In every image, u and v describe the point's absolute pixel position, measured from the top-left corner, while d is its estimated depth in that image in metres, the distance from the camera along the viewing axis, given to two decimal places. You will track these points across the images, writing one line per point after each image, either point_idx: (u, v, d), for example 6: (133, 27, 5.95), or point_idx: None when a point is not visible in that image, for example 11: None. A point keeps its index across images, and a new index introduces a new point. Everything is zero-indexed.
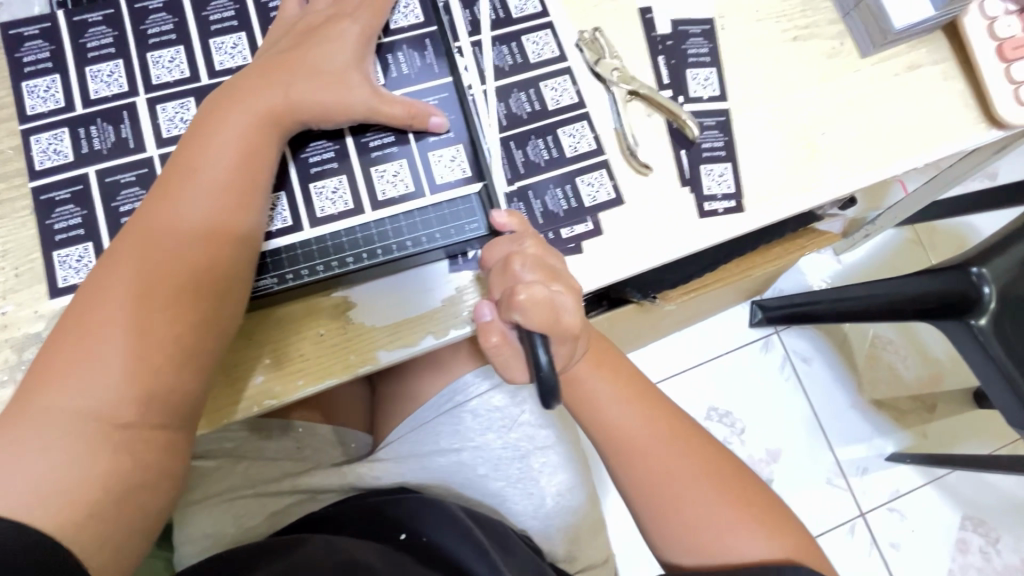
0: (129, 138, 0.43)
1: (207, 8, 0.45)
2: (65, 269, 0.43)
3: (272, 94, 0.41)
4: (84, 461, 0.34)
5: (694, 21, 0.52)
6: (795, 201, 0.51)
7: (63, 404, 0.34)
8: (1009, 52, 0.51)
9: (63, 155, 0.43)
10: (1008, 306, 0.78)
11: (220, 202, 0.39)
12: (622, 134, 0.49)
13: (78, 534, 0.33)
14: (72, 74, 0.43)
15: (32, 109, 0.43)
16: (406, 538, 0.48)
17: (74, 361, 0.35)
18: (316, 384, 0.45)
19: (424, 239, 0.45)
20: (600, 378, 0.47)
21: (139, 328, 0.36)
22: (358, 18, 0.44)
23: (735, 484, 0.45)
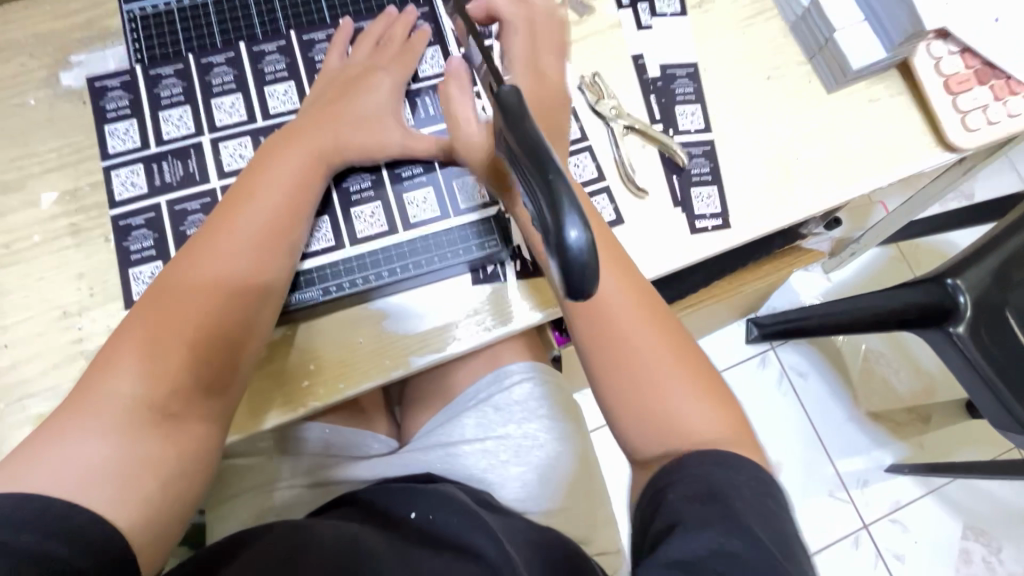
0: (195, 171, 0.50)
1: (262, 62, 0.52)
2: (138, 285, 0.49)
3: (319, 137, 0.48)
4: (132, 444, 0.38)
5: (680, 65, 0.60)
6: (775, 218, 0.57)
7: (112, 391, 0.39)
8: (954, 86, 0.58)
9: (138, 187, 0.49)
10: (982, 315, 0.84)
11: (272, 219, 0.45)
12: (620, 163, 0.56)
13: (132, 516, 0.37)
14: (147, 119, 0.51)
15: (113, 149, 0.50)
16: (414, 518, 0.54)
17: (126, 353, 0.40)
18: (354, 387, 0.51)
19: (449, 255, 0.52)
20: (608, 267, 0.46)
21: (181, 331, 0.41)
22: (391, 71, 0.52)
23: (703, 374, 0.44)
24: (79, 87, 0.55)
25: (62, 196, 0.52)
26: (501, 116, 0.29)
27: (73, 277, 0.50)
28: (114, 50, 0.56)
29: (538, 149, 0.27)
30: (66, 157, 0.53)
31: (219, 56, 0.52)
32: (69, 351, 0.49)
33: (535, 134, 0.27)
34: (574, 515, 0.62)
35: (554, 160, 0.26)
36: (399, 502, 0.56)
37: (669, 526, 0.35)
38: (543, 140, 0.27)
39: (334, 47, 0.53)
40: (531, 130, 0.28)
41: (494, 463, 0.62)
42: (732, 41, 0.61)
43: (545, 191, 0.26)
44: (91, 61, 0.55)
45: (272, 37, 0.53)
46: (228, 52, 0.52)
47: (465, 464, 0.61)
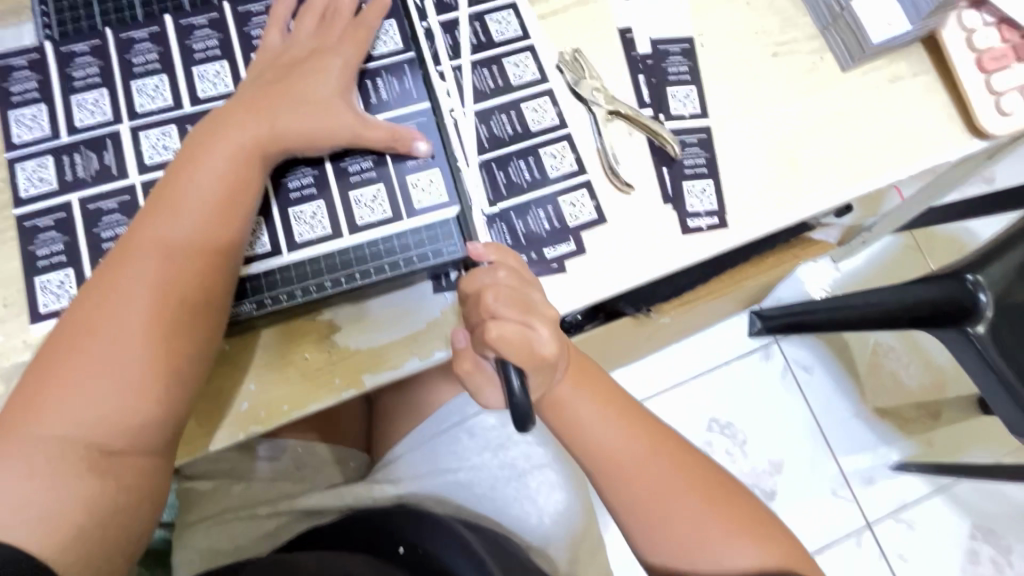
0: (112, 165, 0.44)
1: (191, 38, 0.46)
2: (45, 295, 0.43)
3: (252, 129, 0.42)
4: (72, 486, 0.37)
5: (674, 40, 0.53)
6: (778, 216, 0.51)
7: (46, 428, 0.37)
8: (988, 64, 0.51)
9: (47, 182, 0.43)
10: (1005, 314, 0.78)
11: (214, 210, 0.41)
12: (603, 152, 0.50)
13: (69, 554, 0.36)
14: (58, 103, 0.44)
15: (18, 137, 0.44)
16: (404, 551, 0.48)
17: (57, 390, 0.37)
18: (301, 409, 0.45)
19: (402, 262, 0.45)
20: (581, 399, 0.46)
21: (118, 360, 0.38)
22: (340, 52, 0.45)
23: (713, 490, 0.45)
24: None
25: None
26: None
27: None
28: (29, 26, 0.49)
29: None
30: None
31: (142, 32, 0.46)
32: None
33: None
34: (550, 536, 0.58)
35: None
36: (389, 526, 0.51)
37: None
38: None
39: (275, 20, 0.46)
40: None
41: (467, 488, 0.58)
42: (733, 11, 0.54)
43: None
44: None
45: (202, 9, 0.46)
46: (152, 27, 0.46)
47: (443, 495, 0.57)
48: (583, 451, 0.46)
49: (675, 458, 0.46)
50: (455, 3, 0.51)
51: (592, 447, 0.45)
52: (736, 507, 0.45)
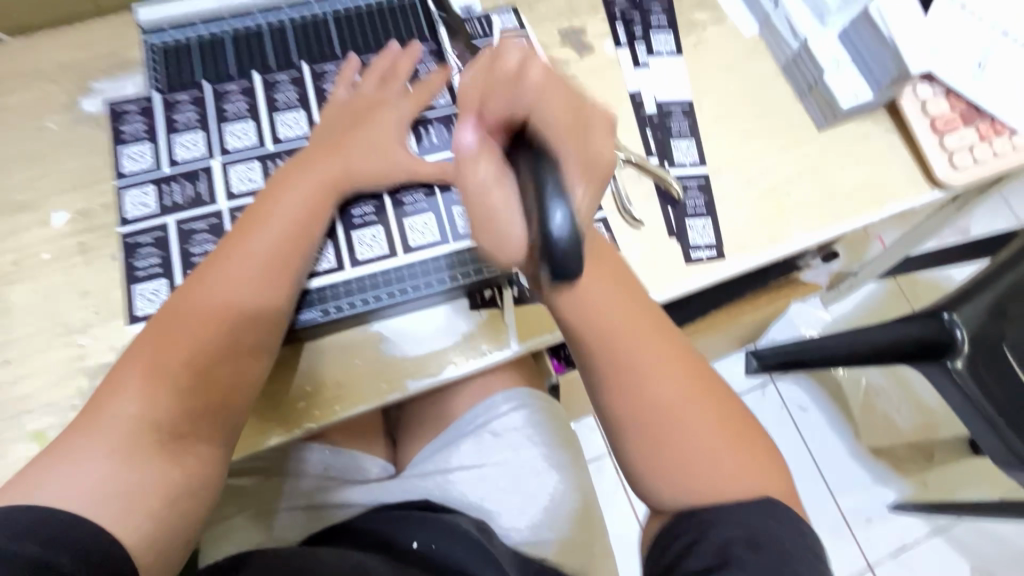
0: (203, 194, 0.52)
1: (275, 91, 0.55)
2: (142, 302, 0.50)
3: (331, 168, 0.50)
4: (146, 470, 0.39)
5: (675, 102, 0.62)
6: (768, 250, 0.58)
7: (123, 410, 0.40)
8: (940, 127, 0.60)
9: (149, 207, 0.51)
10: (981, 349, 0.84)
11: (291, 231, 0.47)
12: (616, 195, 0.57)
13: (140, 530, 0.38)
14: (161, 142, 0.53)
15: (127, 169, 0.52)
16: (417, 547, 0.55)
17: (137, 378, 0.41)
18: (351, 408, 0.51)
19: (449, 280, 0.53)
20: (600, 287, 0.42)
21: (195, 356, 0.43)
22: (399, 105, 0.54)
23: (737, 433, 0.43)
24: (98, 113, 0.57)
25: (74, 216, 0.54)
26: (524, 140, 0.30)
27: (78, 295, 0.52)
28: (133, 79, 0.59)
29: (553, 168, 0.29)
30: (81, 179, 0.55)
31: (235, 86, 0.55)
32: (69, 367, 0.50)
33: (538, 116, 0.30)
34: (559, 532, 0.63)
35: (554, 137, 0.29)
36: (403, 531, 0.57)
37: (707, 567, 0.36)
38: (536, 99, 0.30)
39: (346, 74, 0.55)
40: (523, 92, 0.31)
41: (487, 485, 0.64)
42: (725, 79, 0.64)
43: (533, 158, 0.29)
44: (111, 88, 0.58)
45: (285, 69, 0.56)
46: (244, 82, 0.55)
47: (465, 489, 0.63)
48: (602, 336, 0.42)
49: (700, 396, 0.43)
50: None
51: (614, 357, 0.42)
52: (749, 440, 0.43)
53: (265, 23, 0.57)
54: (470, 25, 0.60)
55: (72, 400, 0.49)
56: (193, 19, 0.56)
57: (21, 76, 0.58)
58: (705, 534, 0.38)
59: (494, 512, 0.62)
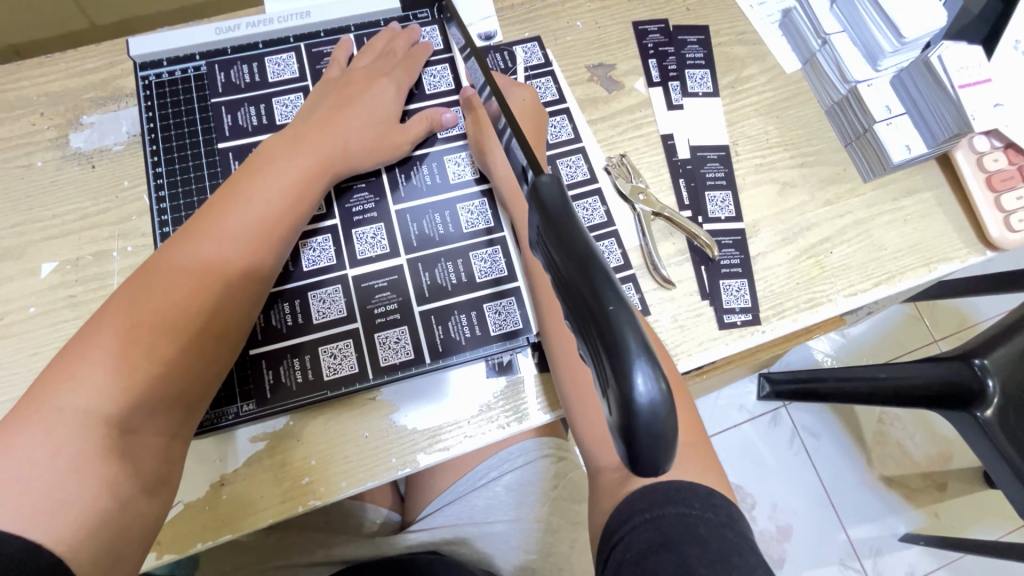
0: (341, 251, 0.48)
1: (240, 116, 0.50)
2: (329, 364, 0.47)
3: (321, 148, 0.46)
4: (94, 473, 0.33)
5: (711, 148, 0.58)
6: (807, 314, 0.54)
7: (65, 402, 0.34)
8: (997, 184, 0.56)
9: (326, 258, 0.48)
10: (1012, 400, 0.80)
11: (273, 204, 0.43)
12: (646, 250, 0.54)
13: (76, 543, 0.31)
14: (341, 237, 0.48)
15: (307, 266, 0.48)
16: None
17: (87, 358, 0.35)
18: (358, 486, 0.47)
19: (466, 335, 0.48)
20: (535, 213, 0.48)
21: (151, 335, 0.37)
22: (393, 77, 0.51)
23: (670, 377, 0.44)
24: (89, 150, 0.53)
25: (63, 266, 0.50)
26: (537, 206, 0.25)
27: None
28: (126, 111, 0.54)
29: (590, 271, 0.21)
30: (72, 225, 0.51)
31: (249, 122, 0.50)
32: None
33: (579, 239, 0.22)
34: None
35: (611, 278, 0.21)
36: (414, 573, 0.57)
37: None
38: (595, 247, 0.22)
39: (337, 58, 0.52)
40: (576, 233, 0.23)
41: (498, 542, 0.61)
42: (764, 123, 0.59)
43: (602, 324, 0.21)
44: (102, 123, 0.54)
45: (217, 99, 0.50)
46: (251, 121, 0.50)
47: (473, 546, 0.60)
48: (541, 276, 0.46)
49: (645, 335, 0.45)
50: None
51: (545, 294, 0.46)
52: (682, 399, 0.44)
53: (270, 46, 0.52)
54: (490, 59, 0.58)
55: None
56: (192, 51, 0.51)
57: (4, 107, 0.53)
58: (620, 530, 0.37)
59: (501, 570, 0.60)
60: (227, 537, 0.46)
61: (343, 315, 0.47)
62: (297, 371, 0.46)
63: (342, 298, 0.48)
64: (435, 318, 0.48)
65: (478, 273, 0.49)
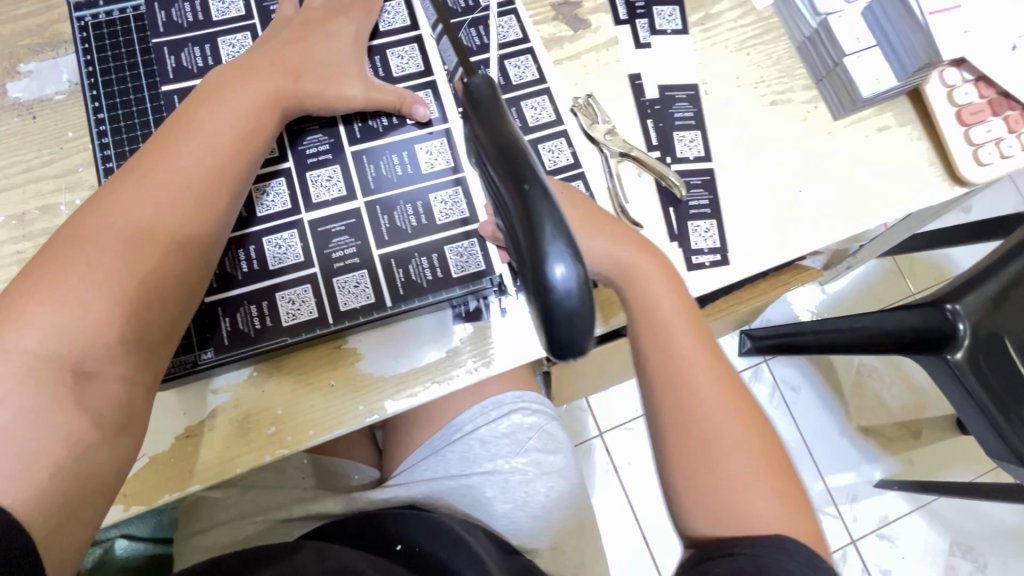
0: (295, 196, 0.47)
1: (185, 58, 0.48)
2: (287, 310, 0.46)
3: (270, 82, 0.43)
4: (46, 422, 0.32)
5: (680, 87, 0.56)
6: (776, 254, 0.54)
7: (11, 345, 0.33)
8: (967, 117, 0.55)
9: (282, 203, 0.46)
10: (982, 343, 0.82)
11: (225, 140, 0.41)
12: (614, 192, 0.53)
13: (25, 492, 0.31)
14: (296, 180, 0.47)
15: (260, 211, 0.46)
16: (400, 548, 0.54)
17: (34, 300, 0.34)
18: (325, 433, 0.47)
19: (428, 278, 0.47)
20: (666, 295, 0.47)
21: (100, 275, 0.36)
22: (352, 17, 0.48)
23: (774, 459, 0.44)
24: (29, 100, 0.51)
25: (9, 221, 0.48)
26: (471, 105, 0.27)
27: None
28: (67, 59, 0.51)
29: (516, 160, 0.25)
30: (14, 178, 0.49)
31: (194, 63, 0.48)
32: None
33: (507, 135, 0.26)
34: (547, 541, 0.61)
35: (532, 169, 0.25)
36: (387, 527, 0.56)
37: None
38: (519, 143, 0.25)
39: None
40: (504, 130, 0.26)
41: (476, 494, 0.61)
42: (734, 61, 0.58)
43: (526, 210, 0.24)
44: (40, 71, 0.51)
45: (159, 41, 0.47)
46: (198, 62, 0.48)
47: (450, 499, 0.61)
48: (667, 349, 0.46)
49: (736, 399, 0.45)
50: (477, 47, 0.54)
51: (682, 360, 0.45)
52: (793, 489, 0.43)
53: None
54: None
55: None
56: None
57: None
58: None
59: (482, 521, 0.60)
60: (194, 488, 0.45)
61: (299, 261, 0.46)
62: (255, 320, 0.45)
63: (298, 243, 0.46)
64: (396, 261, 0.47)
65: (439, 215, 0.48)
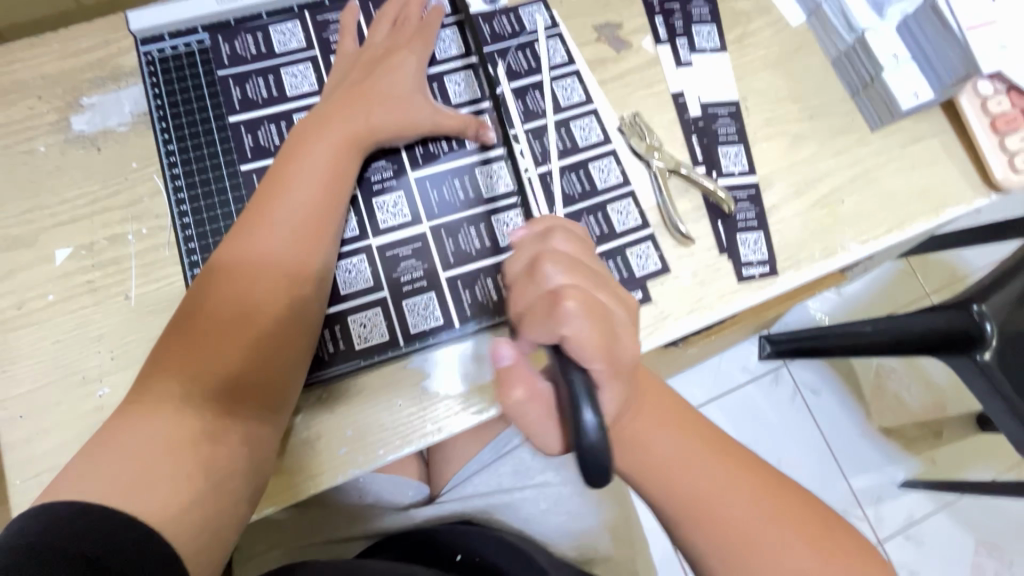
0: (362, 222, 0.48)
1: (251, 89, 0.49)
2: (360, 333, 0.47)
3: (349, 122, 0.46)
4: (187, 455, 0.38)
5: (721, 103, 0.58)
6: (821, 265, 0.55)
7: (164, 393, 0.39)
8: (1001, 127, 0.56)
9: (350, 229, 0.48)
10: (1009, 343, 0.83)
11: (319, 187, 0.44)
12: (664, 209, 0.54)
13: (172, 521, 0.36)
14: (362, 207, 0.48)
15: None
16: (462, 559, 0.55)
17: (177, 354, 0.40)
18: (394, 451, 0.47)
19: (493, 300, 0.49)
20: (653, 428, 0.45)
21: (229, 325, 0.41)
22: (412, 48, 0.50)
23: (797, 508, 0.44)
24: (93, 132, 0.52)
25: (77, 251, 0.49)
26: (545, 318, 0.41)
27: (90, 340, 0.48)
28: (128, 91, 0.53)
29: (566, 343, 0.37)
30: (80, 209, 0.50)
31: (258, 94, 0.49)
32: (88, 421, 0.46)
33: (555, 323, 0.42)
34: (601, 553, 0.62)
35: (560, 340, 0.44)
36: (446, 539, 0.57)
37: None
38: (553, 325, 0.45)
39: (348, 30, 0.51)
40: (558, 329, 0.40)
41: (530, 507, 0.62)
42: (772, 77, 0.59)
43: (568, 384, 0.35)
44: (103, 104, 0.52)
45: (226, 73, 0.49)
46: (263, 93, 0.49)
47: (505, 512, 0.62)
48: (680, 493, 0.44)
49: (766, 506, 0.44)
50: (528, 69, 0.55)
51: (685, 479, 0.44)
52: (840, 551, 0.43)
53: (274, 14, 0.50)
54: (497, 22, 0.56)
55: None
56: (194, 25, 0.50)
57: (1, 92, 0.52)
58: None
59: (538, 534, 0.61)
60: (270, 508, 0.46)
61: (368, 287, 0.48)
62: (329, 343, 0.47)
63: (368, 268, 0.48)
64: (462, 283, 0.48)
65: (501, 237, 0.49)
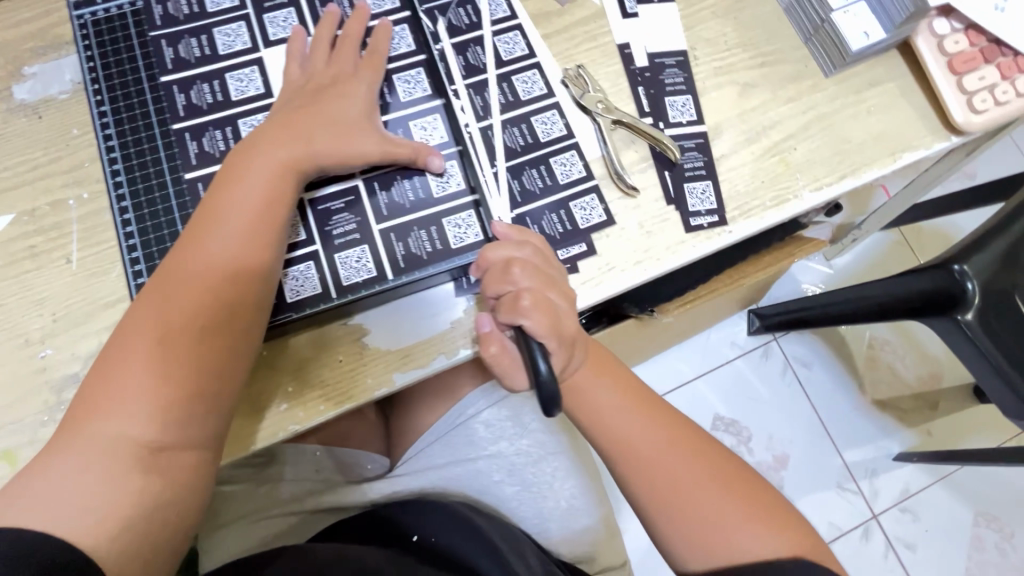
0: None
1: (182, 49, 0.49)
2: (293, 286, 0.47)
3: (291, 143, 0.44)
4: (126, 485, 0.37)
5: (669, 54, 0.57)
6: (773, 212, 0.54)
7: (101, 430, 0.38)
8: (959, 66, 0.55)
9: None
10: (992, 300, 0.80)
11: (260, 207, 0.43)
12: (609, 160, 0.53)
13: (111, 550, 0.36)
14: None
15: None
16: (417, 539, 0.56)
17: (115, 387, 0.39)
18: (335, 409, 0.47)
19: (427, 250, 0.48)
20: (599, 384, 0.44)
21: (169, 356, 0.40)
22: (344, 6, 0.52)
23: (734, 471, 0.43)
24: (34, 101, 0.52)
25: (19, 218, 0.50)
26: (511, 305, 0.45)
27: (33, 303, 0.48)
28: (69, 59, 0.53)
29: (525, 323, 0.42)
30: (22, 176, 0.50)
31: (191, 53, 0.49)
32: (31, 382, 0.47)
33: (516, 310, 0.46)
34: (556, 521, 0.62)
35: None
36: (402, 519, 0.58)
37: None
38: None
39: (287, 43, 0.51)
40: None
41: (484, 479, 0.62)
42: (722, 25, 0.58)
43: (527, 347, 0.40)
44: (45, 72, 0.53)
45: (157, 33, 0.49)
46: (194, 51, 0.49)
47: (459, 485, 0.62)
48: (622, 447, 0.43)
49: (704, 462, 0.43)
50: (468, 24, 0.55)
51: (625, 438, 0.43)
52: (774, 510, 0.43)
53: None
54: None
55: (39, 416, 0.46)
56: None
57: None
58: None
59: (493, 503, 0.62)
60: None
61: (300, 240, 0.47)
62: None
63: (300, 222, 0.47)
64: (396, 235, 0.48)
65: (436, 188, 0.50)
